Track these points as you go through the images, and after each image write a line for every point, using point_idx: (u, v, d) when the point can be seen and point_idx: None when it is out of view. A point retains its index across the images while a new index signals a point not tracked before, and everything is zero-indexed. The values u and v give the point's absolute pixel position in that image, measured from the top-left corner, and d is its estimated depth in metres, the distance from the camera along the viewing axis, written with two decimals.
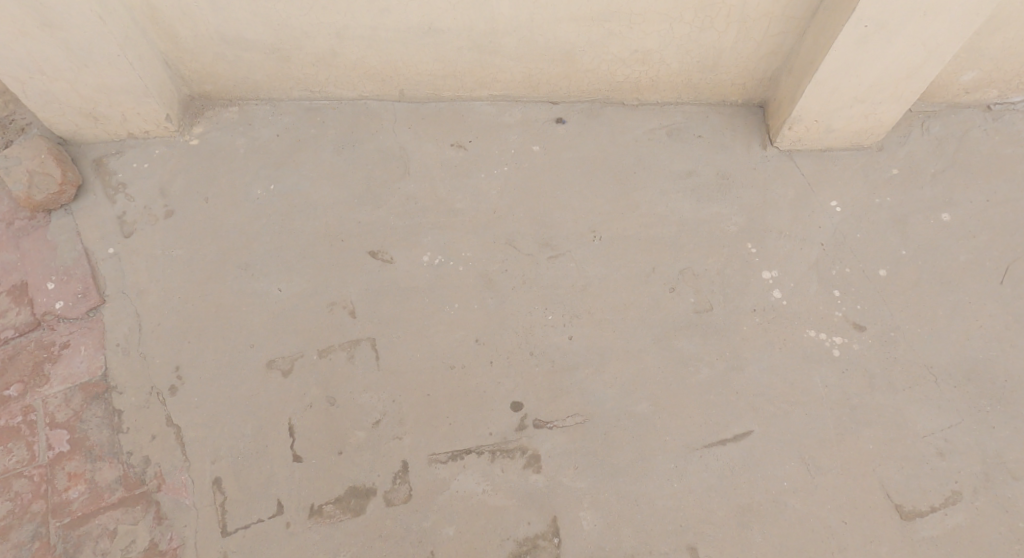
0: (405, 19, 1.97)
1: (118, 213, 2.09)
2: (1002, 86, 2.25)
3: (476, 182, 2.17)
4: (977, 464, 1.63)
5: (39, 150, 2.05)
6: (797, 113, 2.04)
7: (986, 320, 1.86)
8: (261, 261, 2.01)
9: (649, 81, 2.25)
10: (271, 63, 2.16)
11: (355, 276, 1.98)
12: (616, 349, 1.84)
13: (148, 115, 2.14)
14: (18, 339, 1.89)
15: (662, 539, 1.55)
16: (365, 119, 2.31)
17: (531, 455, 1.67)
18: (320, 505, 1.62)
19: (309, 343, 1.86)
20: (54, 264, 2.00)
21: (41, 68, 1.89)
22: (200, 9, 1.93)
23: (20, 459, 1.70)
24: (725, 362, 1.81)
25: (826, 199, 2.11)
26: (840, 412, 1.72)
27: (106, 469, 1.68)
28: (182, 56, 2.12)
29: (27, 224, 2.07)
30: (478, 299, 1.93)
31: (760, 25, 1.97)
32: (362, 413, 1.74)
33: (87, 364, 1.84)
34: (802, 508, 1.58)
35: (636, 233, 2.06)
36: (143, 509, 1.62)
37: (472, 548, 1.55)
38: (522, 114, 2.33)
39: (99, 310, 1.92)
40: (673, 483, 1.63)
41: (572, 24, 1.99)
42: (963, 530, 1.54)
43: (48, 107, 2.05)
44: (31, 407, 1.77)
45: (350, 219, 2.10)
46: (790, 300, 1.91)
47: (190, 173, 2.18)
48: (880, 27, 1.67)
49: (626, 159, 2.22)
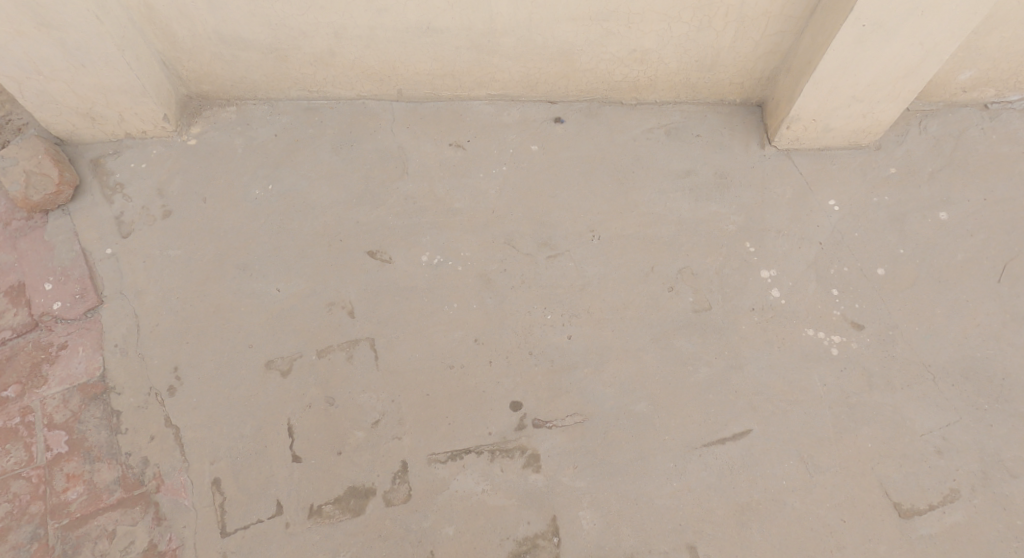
0: (403, 19, 1.97)
1: (115, 213, 2.09)
2: (999, 85, 2.25)
3: (475, 182, 2.17)
4: (975, 463, 1.64)
5: (36, 150, 2.04)
6: (795, 112, 2.04)
7: (984, 319, 1.86)
8: (259, 261, 2.01)
9: (647, 81, 2.25)
10: (269, 63, 2.16)
11: (354, 276, 1.98)
12: (616, 348, 1.84)
13: (145, 115, 2.13)
14: (16, 340, 1.88)
15: (662, 538, 1.55)
16: (364, 119, 2.31)
17: (531, 455, 1.67)
18: (320, 506, 1.62)
19: (308, 343, 1.85)
20: (52, 265, 1.99)
21: (38, 68, 1.89)
22: (197, 9, 1.92)
23: (18, 460, 1.69)
24: (724, 360, 1.81)
25: (824, 198, 2.12)
26: (839, 411, 1.72)
27: (105, 470, 1.67)
28: (180, 55, 2.12)
29: (24, 224, 2.06)
30: (477, 298, 1.93)
31: (759, 24, 1.97)
32: (362, 413, 1.74)
33: (86, 365, 1.83)
34: (802, 507, 1.59)
35: (635, 233, 2.06)
36: (142, 510, 1.62)
37: (472, 548, 1.56)
38: (521, 114, 2.33)
39: (97, 311, 1.92)
40: (673, 482, 1.63)
41: (570, 23, 1.99)
42: (961, 528, 1.55)
43: (45, 107, 2.05)
44: (30, 408, 1.77)
45: (349, 218, 2.09)
46: (788, 299, 1.91)
47: (188, 173, 2.18)
48: (878, 27, 1.68)
49: (625, 159, 2.22)
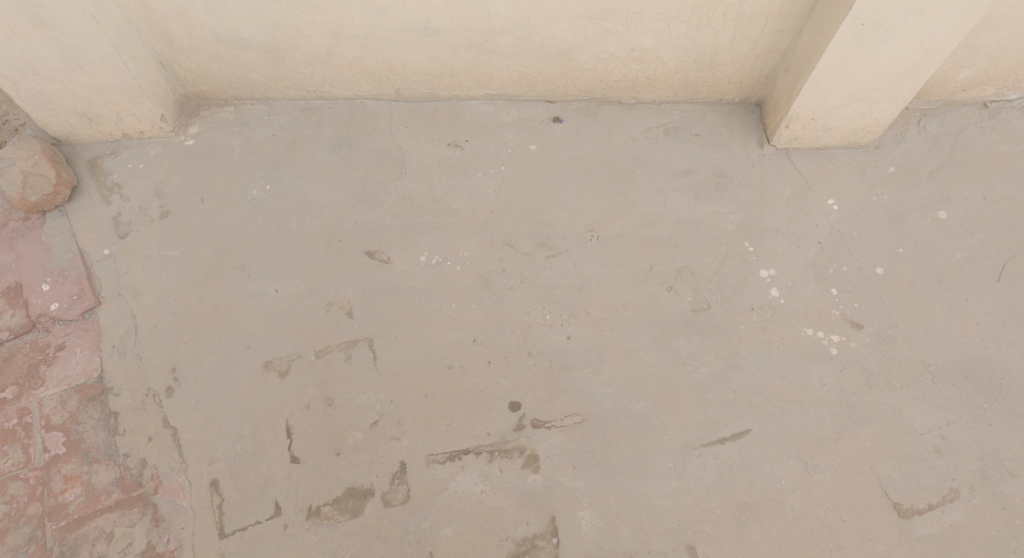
0: (400, 18, 1.96)
1: (113, 214, 2.08)
2: (998, 84, 2.25)
3: (474, 182, 2.17)
4: (975, 462, 1.64)
5: (33, 150, 2.03)
6: (794, 111, 2.03)
7: (983, 318, 1.86)
8: (258, 262, 2.01)
9: (646, 80, 2.25)
10: (267, 63, 2.15)
11: (352, 276, 1.97)
12: (615, 348, 1.84)
13: (142, 115, 2.13)
14: (13, 341, 1.88)
15: (661, 539, 1.55)
16: (362, 119, 2.30)
17: (530, 455, 1.67)
18: (318, 507, 1.62)
19: (307, 344, 1.85)
20: (49, 265, 1.99)
21: (35, 68, 1.88)
22: (194, 8, 1.92)
23: (16, 462, 1.69)
24: (723, 360, 1.81)
25: (823, 197, 2.12)
26: (838, 411, 1.72)
27: (103, 471, 1.67)
28: (177, 55, 2.11)
29: (21, 225, 2.06)
30: (476, 298, 1.93)
31: (758, 23, 1.96)
32: (361, 414, 1.74)
33: (83, 367, 1.82)
34: (801, 507, 1.58)
35: (634, 233, 2.06)
36: (140, 511, 1.62)
37: (472, 549, 1.55)
38: (519, 113, 2.33)
39: (95, 312, 1.91)
40: (672, 482, 1.63)
41: (569, 23, 1.99)
42: (961, 528, 1.55)
43: (42, 108, 2.04)
44: (27, 409, 1.77)
45: (347, 219, 2.09)
46: (788, 298, 1.91)
47: (186, 173, 2.17)
48: (877, 25, 1.67)
49: (624, 158, 2.22)
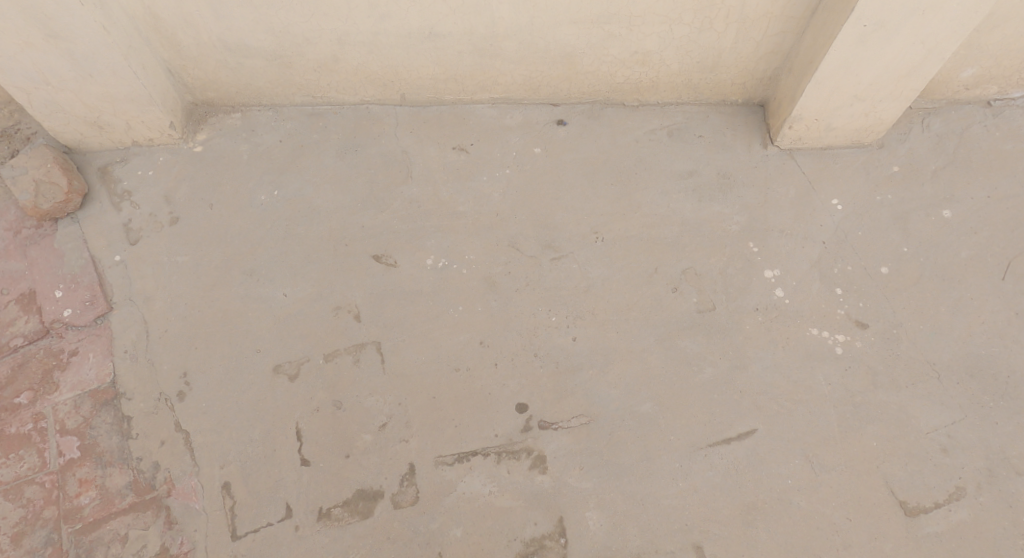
0: (405, 24, 1.98)
1: (124, 221, 2.11)
2: (1002, 82, 2.25)
3: (478, 185, 2.19)
4: (980, 461, 1.64)
5: (45, 159, 2.06)
6: (797, 112, 2.05)
7: (988, 316, 1.87)
8: (266, 267, 2.03)
9: (649, 82, 2.26)
10: (273, 70, 2.17)
11: (360, 280, 1.99)
12: (621, 349, 1.85)
13: (152, 123, 2.16)
14: (27, 347, 1.90)
15: (670, 538, 1.57)
16: (367, 124, 2.32)
17: (537, 456, 1.69)
18: (328, 508, 1.64)
19: (316, 347, 1.87)
20: (62, 272, 2.01)
21: (45, 78, 1.91)
22: (202, 17, 1.94)
23: (32, 466, 1.71)
24: (728, 361, 1.82)
25: (827, 197, 2.12)
26: (844, 410, 1.73)
27: (117, 475, 1.70)
28: (185, 63, 2.14)
29: (34, 232, 2.08)
30: (482, 301, 1.95)
31: (760, 25, 1.98)
32: (370, 416, 1.76)
33: (96, 371, 1.85)
34: (807, 506, 1.59)
35: (637, 234, 2.07)
36: (154, 514, 1.65)
37: (481, 550, 1.57)
38: (523, 116, 2.34)
39: (107, 318, 1.94)
40: (678, 482, 1.64)
41: (572, 27, 2.00)
42: (968, 526, 1.55)
43: (54, 117, 2.07)
44: (42, 414, 1.79)
45: (354, 222, 2.11)
46: (792, 299, 1.92)
47: (195, 179, 2.20)
48: (878, 27, 1.69)
49: (628, 160, 2.23)
